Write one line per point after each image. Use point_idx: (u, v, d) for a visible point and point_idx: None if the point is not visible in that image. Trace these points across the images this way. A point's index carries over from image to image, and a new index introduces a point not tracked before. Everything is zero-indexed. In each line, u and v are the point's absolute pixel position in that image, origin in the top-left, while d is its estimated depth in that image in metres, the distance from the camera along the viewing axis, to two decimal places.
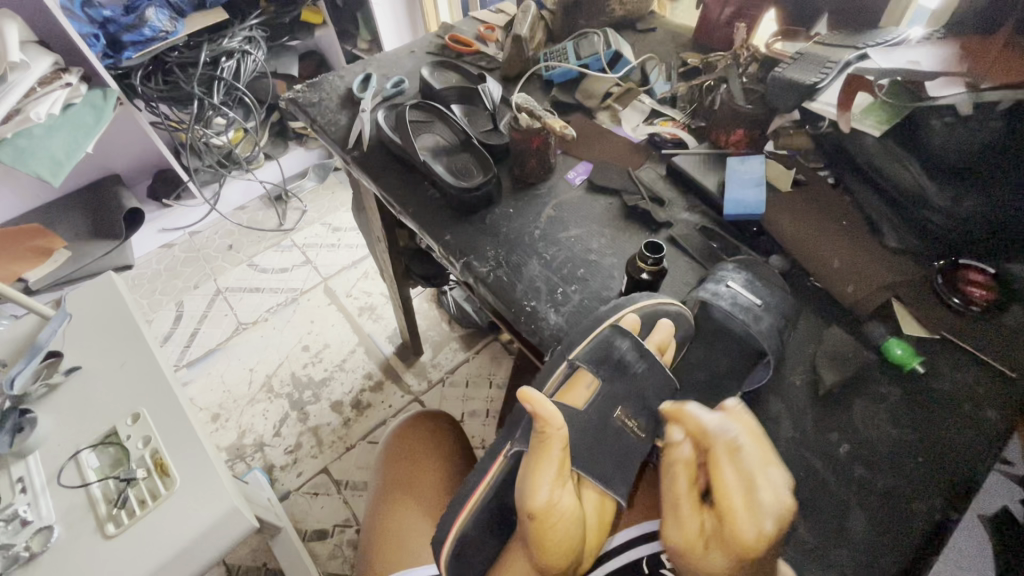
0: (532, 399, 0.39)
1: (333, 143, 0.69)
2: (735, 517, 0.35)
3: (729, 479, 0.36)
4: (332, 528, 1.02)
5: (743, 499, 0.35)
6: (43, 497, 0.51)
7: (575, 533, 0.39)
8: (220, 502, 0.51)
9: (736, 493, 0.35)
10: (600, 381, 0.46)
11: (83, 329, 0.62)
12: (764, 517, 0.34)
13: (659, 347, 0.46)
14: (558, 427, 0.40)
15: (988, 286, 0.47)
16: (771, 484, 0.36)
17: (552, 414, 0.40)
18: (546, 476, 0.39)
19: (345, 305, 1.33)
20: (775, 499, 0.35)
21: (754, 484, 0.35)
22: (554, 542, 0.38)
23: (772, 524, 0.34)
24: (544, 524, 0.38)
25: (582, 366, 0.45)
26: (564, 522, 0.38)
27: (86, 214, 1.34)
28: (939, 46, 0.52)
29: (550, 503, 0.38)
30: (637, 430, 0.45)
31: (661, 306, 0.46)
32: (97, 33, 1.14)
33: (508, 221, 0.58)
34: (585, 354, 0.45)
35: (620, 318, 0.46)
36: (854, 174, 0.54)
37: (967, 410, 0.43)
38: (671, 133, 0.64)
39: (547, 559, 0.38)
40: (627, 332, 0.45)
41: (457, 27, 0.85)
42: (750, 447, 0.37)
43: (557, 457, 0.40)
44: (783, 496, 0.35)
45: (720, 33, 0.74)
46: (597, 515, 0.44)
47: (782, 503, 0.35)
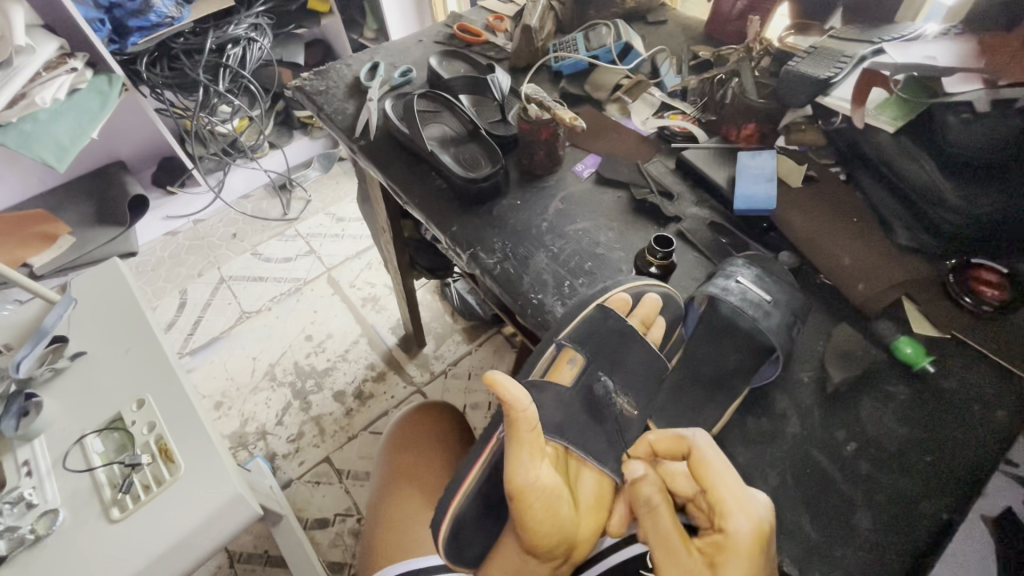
0: (500, 384, 0.38)
1: (339, 132, 0.69)
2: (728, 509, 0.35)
3: (715, 472, 0.36)
4: (333, 517, 1.02)
5: (730, 495, 0.35)
6: (48, 480, 0.51)
7: (560, 509, 0.39)
8: (224, 488, 0.51)
9: (723, 486, 0.36)
10: (584, 359, 0.49)
11: (89, 314, 0.62)
12: (752, 506, 0.35)
13: (644, 324, 0.49)
14: (524, 409, 0.39)
15: (1000, 286, 0.46)
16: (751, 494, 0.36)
17: (519, 396, 0.39)
18: (524, 457, 0.38)
19: (348, 295, 1.33)
20: (754, 507, 0.35)
21: (737, 483, 0.36)
22: (539, 522, 0.38)
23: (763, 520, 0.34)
24: (526, 506, 0.37)
25: (570, 346, 0.47)
26: (546, 500, 0.38)
27: (90, 200, 1.34)
28: (955, 42, 0.51)
29: (529, 483, 0.37)
30: (626, 404, 0.49)
31: (650, 286, 0.49)
32: (103, 18, 1.13)
33: (515, 212, 0.58)
34: (571, 334, 0.47)
35: (608, 299, 0.48)
36: (867, 170, 0.54)
37: (976, 410, 0.43)
38: (680, 127, 0.63)
39: (536, 540, 0.38)
40: (612, 313, 0.48)
41: (466, 17, 0.84)
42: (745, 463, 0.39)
43: (530, 438, 0.39)
44: (761, 513, 0.35)
45: (732, 27, 0.73)
46: (595, 497, 0.44)
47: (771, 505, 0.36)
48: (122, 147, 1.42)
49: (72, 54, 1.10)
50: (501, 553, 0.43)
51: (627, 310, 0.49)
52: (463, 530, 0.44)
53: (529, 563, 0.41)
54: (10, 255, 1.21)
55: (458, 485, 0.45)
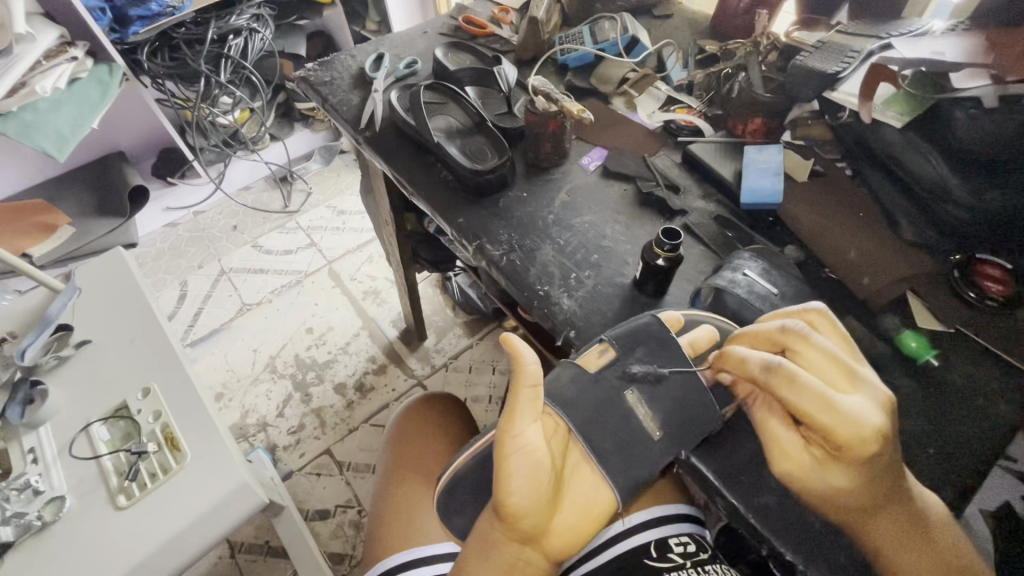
0: (509, 338, 0.39)
1: (344, 123, 0.68)
2: (840, 430, 0.36)
3: (810, 399, 0.37)
4: (334, 508, 1.02)
5: (831, 418, 0.36)
6: (55, 468, 0.51)
7: (538, 474, 0.37)
8: (231, 477, 0.51)
9: (822, 413, 0.37)
10: (616, 354, 0.42)
11: (93, 303, 0.62)
12: (863, 420, 0.36)
13: (695, 353, 0.43)
14: (531, 364, 0.38)
15: (1004, 281, 0.47)
16: (857, 406, 0.37)
17: (528, 356, 0.38)
18: (519, 409, 0.38)
19: (349, 288, 1.33)
20: (866, 419, 0.36)
21: (837, 402, 0.37)
22: (513, 477, 0.36)
23: (877, 428, 0.36)
24: (506, 454, 0.37)
25: (610, 343, 0.43)
26: (523, 456, 0.37)
27: (90, 191, 1.33)
28: (964, 38, 0.51)
29: (514, 431, 0.37)
30: (651, 424, 0.41)
31: (708, 319, 0.46)
32: (103, 6, 1.12)
33: (521, 204, 0.58)
34: (616, 332, 0.43)
35: (660, 314, 0.45)
36: (872, 164, 0.54)
37: (979, 404, 0.43)
38: (686, 121, 0.63)
39: (508, 501, 0.36)
40: (660, 320, 0.44)
41: (471, 9, 0.84)
42: (841, 353, 0.39)
43: (529, 395, 0.39)
44: (874, 420, 0.36)
45: (739, 21, 0.73)
46: (587, 500, 0.39)
47: (881, 399, 0.38)
48: (122, 138, 1.41)
49: (73, 43, 1.09)
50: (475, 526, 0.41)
51: (678, 329, 0.44)
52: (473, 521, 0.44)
53: (497, 529, 0.38)
54: (10, 245, 1.20)
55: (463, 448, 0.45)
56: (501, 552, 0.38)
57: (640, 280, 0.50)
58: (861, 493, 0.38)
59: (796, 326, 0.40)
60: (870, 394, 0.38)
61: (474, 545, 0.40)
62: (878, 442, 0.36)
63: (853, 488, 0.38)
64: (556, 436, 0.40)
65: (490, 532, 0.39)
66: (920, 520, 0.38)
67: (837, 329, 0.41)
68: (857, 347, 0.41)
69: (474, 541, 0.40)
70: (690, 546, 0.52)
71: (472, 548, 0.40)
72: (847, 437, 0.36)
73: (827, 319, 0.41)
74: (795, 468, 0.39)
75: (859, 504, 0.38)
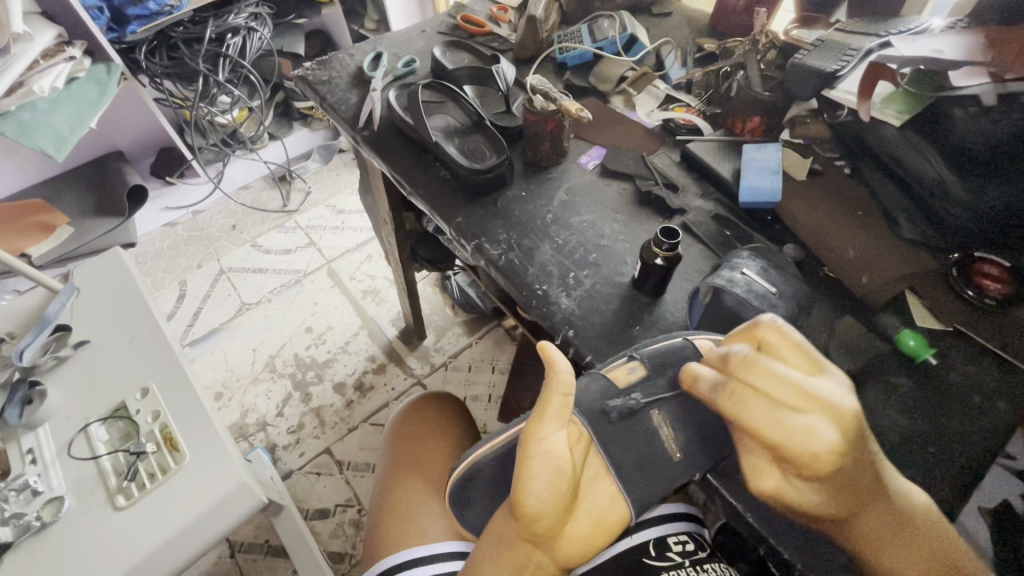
0: (542, 344, 0.38)
1: (343, 122, 0.68)
2: (791, 447, 0.33)
3: (756, 412, 0.34)
4: (333, 507, 1.03)
5: (782, 433, 0.33)
6: (54, 468, 0.51)
7: (557, 479, 0.36)
8: (229, 477, 0.51)
9: (773, 430, 0.33)
10: (646, 370, 0.42)
11: (91, 304, 0.62)
12: (815, 437, 0.33)
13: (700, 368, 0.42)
14: (564, 372, 0.36)
15: (1002, 279, 0.47)
16: (808, 421, 0.33)
17: (562, 362, 0.37)
18: (546, 415, 0.37)
19: (348, 287, 1.33)
20: (817, 437, 0.33)
21: (785, 417, 0.33)
22: (531, 479, 0.36)
23: (833, 445, 0.33)
24: (528, 456, 0.36)
25: (642, 360, 0.42)
26: (545, 461, 0.36)
27: (88, 191, 1.33)
28: (963, 36, 0.51)
29: (539, 434, 0.36)
30: (670, 440, 0.40)
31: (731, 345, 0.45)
32: (101, 6, 1.12)
33: (521, 203, 0.58)
34: (648, 351, 0.43)
35: (692, 337, 0.44)
36: (871, 163, 0.54)
37: (979, 401, 0.43)
38: (685, 119, 0.63)
39: (525, 503, 0.36)
40: (693, 343, 0.43)
41: (470, 7, 0.84)
42: (794, 369, 0.35)
43: (559, 402, 0.37)
44: (828, 439, 0.33)
45: (738, 19, 0.73)
46: (603, 510, 0.39)
47: (840, 414, 0.33)
48: (121, 137, 1.41)
49: (70, 42, 1.08)
50: (488, 528, 0.41)
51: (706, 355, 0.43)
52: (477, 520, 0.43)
53: (510, 528, 0.38)
54: (8, 245, 1.20)
55: (476, 444, 0.44)
56: (514, 550, 0.39)
57: (639, 279, 0.50)
58: (837, 506, 0.34)
59: (742, 349, 0.37)
60: (829, 404, 0.33)
61: (488, 540, 0.40)
62: (834, 458, 0.33)
63: (824, 504, 0.34)
64: (579, 445, 0.39)
65: (504, 532, 0.39)
66: (907, 521, 0.35)
67: (792, 343, 0.36)
68: (819, 359, 0.35)
69: (488, 535, 0.40)
70: (689, 545, 0.52)
71: (483, 545, 0.40)
72: (796, 453, 0.33)
73: (773, 333, 0.36)
74: (764, 489, 0.36)
75: (837, 516, 0.35)
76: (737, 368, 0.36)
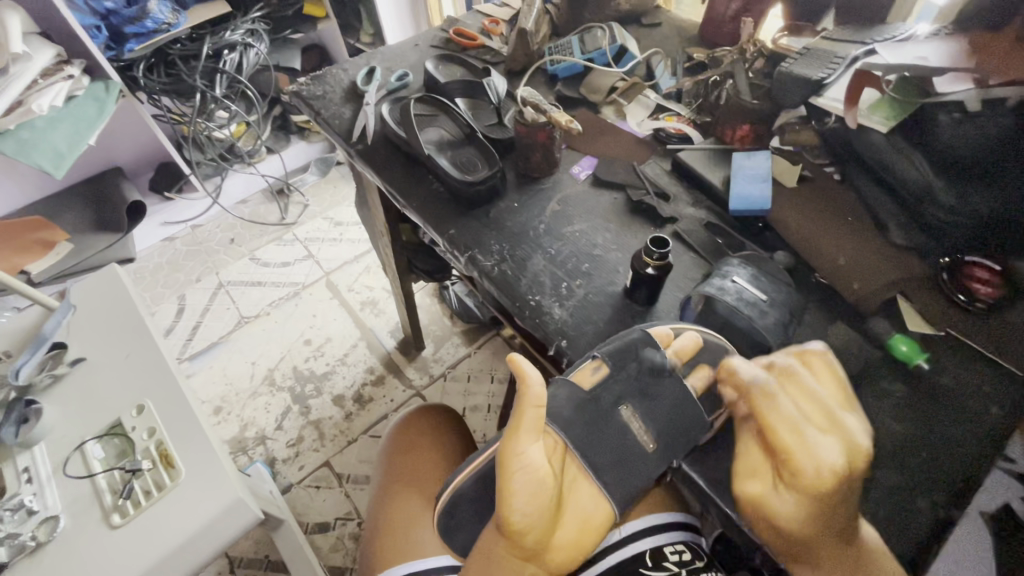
0: (513, 357, 0.38)
1: (336, 136, 0.69)
2: (795, 455, 0.35)
3: (782, 416, 0.37)
4: (334, 521, 1.02)
5: (792, 438, 0.36)
6: (49, 488, 0.51)
7: (537, 494, 0.37)
8: (224, 493, 0.51)
9: (786, 433, 0.36)
10: (609, 367, 0.42)
11: (87, 322, 0.62)
12: (822, 453, 0.35)
13: (682, 362, 0.43)
14: (535, 384, 0.38)
15: (994, 283, 0.46)
16: (820, 440, 0.36)
17: (533, 374, 0.38)
18: (521, 428, 0.37)
19: (347, 299, 1.33)
20: (824, 455, 0.35)
21: (806, 432, 0.36)
22: (512, 495, 0.36)
23: (836, 465, 0.35)
24: (507, 473, 0.37)
25: (603, 359, 0.42)
26: (524, 477, 0.36)
27: (88, 207, 1.34)
28: (946, 42, 0.52)
29: (516, 451, 0.37)
30: (644, 436, 0.40)
31: (691, 328, 0.45)
32: (100, 24, 1.13)
33: (513, 215, 0.58)
34: (608, 348, 0.43)
35: (649, 328, 0.45)
36: (860, 169, 0.54)
37: (971, 406, 0.43)
38: (676, 128, 0.64)
39: (510, 517, 0.36)
40: (648, 332, 0.43)
41: (462, 21, 0.85)
42: (828, 397, 0.40)
43: (533, 415, 0.38)
44: (834, 459, 0.35)
45: (727, 29, 0.74)
46: (586, 514, 0.40)
47: (855, 443, 0.37)
48: (119, 154, 1.42)
49: (69, 61, 1.10)
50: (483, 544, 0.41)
51: (667, 343, 0.43)
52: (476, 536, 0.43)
53: (501, 544, 0.39)
54: (9, 263, 1.21)
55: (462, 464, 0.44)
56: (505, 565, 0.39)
57: (631, 288, 0.50)
58: (811, 529, 0.35)
59: (787, 361, 0.41)
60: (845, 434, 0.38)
61: (483, 554, 0.40)
62: (833, 479, 0.35)
63: (804, 520, 0.35)
64: (556, 454, 0.40)
65: (497, 548, 0.39)
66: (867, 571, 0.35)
67: (830, 375, 0.41)
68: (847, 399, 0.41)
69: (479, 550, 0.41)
70: (685, 554, 0.52)
71: (479, 560, 0.41)
72: (800, 463, 0.35)
73: (822, 363, 0.42)
74: (753, 488, 0.37)
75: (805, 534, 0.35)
76: (781, 376, 0.40)
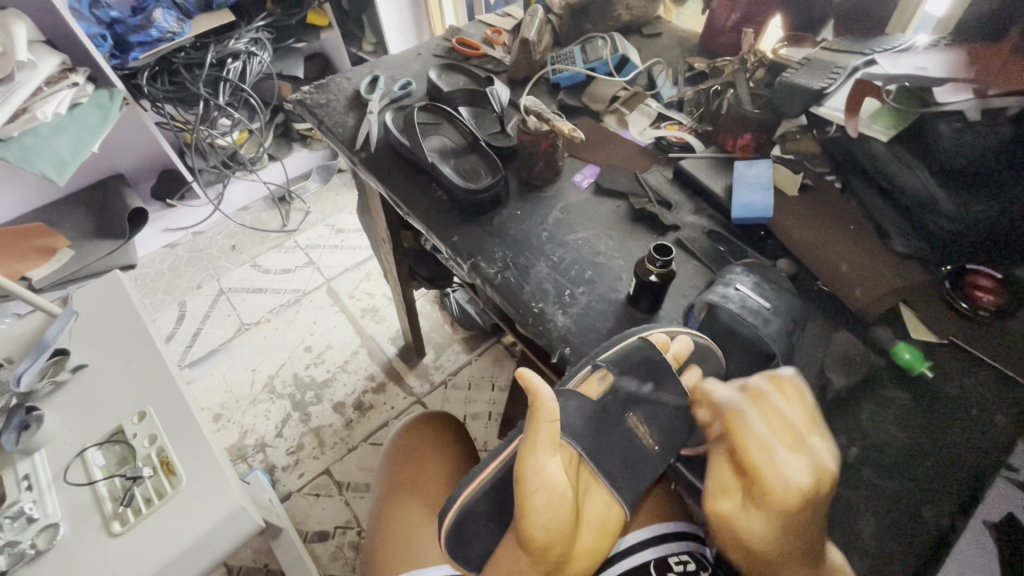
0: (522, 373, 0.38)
1: (340, 144, 0.69)
2: (764, 474, 0.34)
3: (755, 434, 0.36)
4: (333, 529, 1.01)
5: (763, 457, 0.35)
6: (49, 494, 0.50)
7: (559, 507, 0.36)
8: (226, 500, 0.50)
9: (756, 451, 0.35)
10: (613, 373, 0.42)
11: (90, 328, 0.62)
12: (790, 472, 0.34)
13: (679, 366, 0.43)
14: (548, 399, 0.38)
15: (995, 291, 0.47)
16: (789, 460, 0.35)
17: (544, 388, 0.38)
18: (538, 443, 0.37)
19: (348, 306, 1.33)
20: (792, 475, 0.34)
21: (778, 452, 0.35)
22: (535, 515, 0.35)
23: (804, 487, 0.34)
24: (526, 491, 0.36)
25: (608, 368, 0.43)
26: (544, 492, 0.36)
27: (91, 214, 1.34)
28: (945, 53, 0.52)
29: (535, 466, 0.37)
30: (648, 438, 0.42)
31: (687, 333, 0.45)
32: (105, 33, 1.16)
33: (516, 222, 0.59)
34: (611, 356, 0.43)
35: (648, 333, 0.45)
36: (861, 178, 0.54)
37: (975, 415, 0.43)
38: (677, 137, 0.64)
39: (533, 534, 0.36)
40: (648, 339, 0.43)
41: (465, 31, 0.86)
42: (801, 418, 0.38)
43: (547, 430, 0.38)
44: (801, 479, 0.34)
45: (726, 39, 0.75)
46: (602, 519, 0.39)
47: (823, 466, 0.35)
48: (122, 161, 1.43)
49: (74, 69, 1.11)
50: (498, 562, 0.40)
51: (665, 348, 0.43)
52: (482, 547, 0.42)
53: (523, 563, 0.38)
54: (11, 269, 1.21)
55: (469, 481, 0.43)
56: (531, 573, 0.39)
57: (634, 296, 0.50)
58: (776, 547, 0.35)
59: (759, 382, 0.39)
60: (814, 455, 0.36)
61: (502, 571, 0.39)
62: (801, 502, 0.34)
63: (769, 539, 0.35)
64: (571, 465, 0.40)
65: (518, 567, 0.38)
66: None
67: (799, 398, 0.39)
68: (819, 420, 0.38)
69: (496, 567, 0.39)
70: (690, 564, 0.51)
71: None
72: (770, 483, 0.34)
73: (793, 385, 0.39)
74: (722, 509, 0.36)
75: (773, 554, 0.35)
76: (753, 396, 0.39)
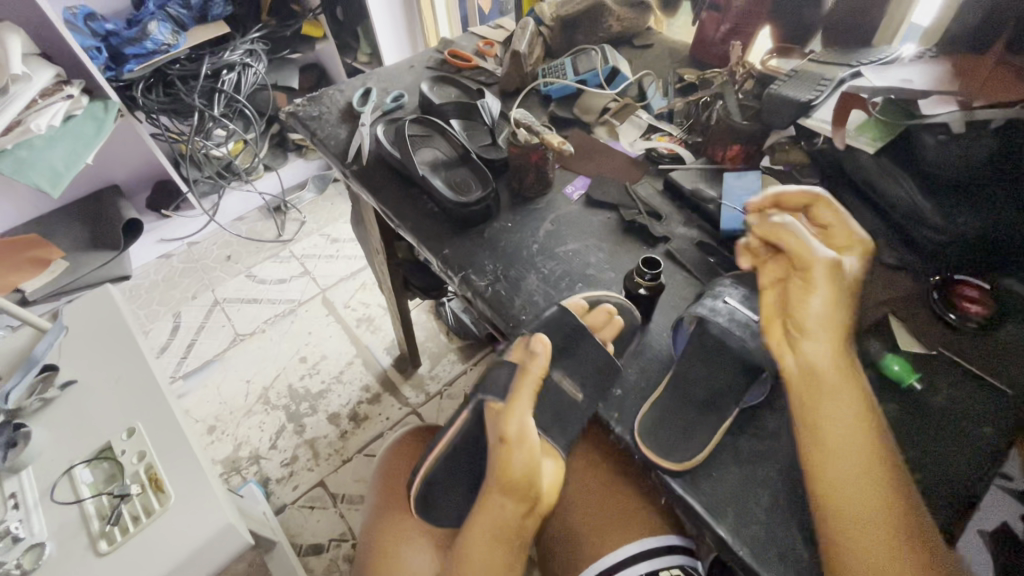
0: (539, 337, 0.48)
1: (332, 156, 0.69)
2: (810, 353, 0.41)
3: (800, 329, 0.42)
4: (328, 542, 1.01)
5: (806, 343, 0.41)
6: (35, 513, 0.50)
7: (530, 448, 0.46)
8: (215, 517, 0.50)
9: (799, 342, 0.41)
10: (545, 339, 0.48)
11: (80, 343, 0.62)
12: (822, 345, 0.41)
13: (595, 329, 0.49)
14: (540, 361, 0.48)
15: (983, 302, 0.47)
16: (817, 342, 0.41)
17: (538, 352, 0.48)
18: (520, 397, 0.48)
19: (343, 316, 1.33)
20: (818, 353, 0.40)
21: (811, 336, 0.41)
22: (514, 451, 0.46)
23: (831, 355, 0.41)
24: (508, 433, 0.46)
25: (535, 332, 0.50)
26: (520, 433, 0.46)
27: (85, 225, 1.34)
28: (930, 65, 0.53)
29: (516, 413, 0.47)
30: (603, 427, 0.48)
31: (607, 297, 0.51)
32: (99, 45, 1.17)
33: (507, 234, 0.59)
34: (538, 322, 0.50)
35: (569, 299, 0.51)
36: (849, 190, 0.54)
37: (966, 428, 0.43)
38: (667, 149, 0.65)
39: (509, 470, 0.46)
40: (566, 305, 0.50)
41: (457, 43, 0.86)
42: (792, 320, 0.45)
43: (529, 386, 0.48)
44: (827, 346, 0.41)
45: (716, 50, 0.75)
46: (555, 479, 0.50)
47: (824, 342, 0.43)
48: (117, 172, 1.43)
49: (68, 81, 1.11)
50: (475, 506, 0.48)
51: (582, 312, 0.50)
52: None
53: (496, 502, 0.47)
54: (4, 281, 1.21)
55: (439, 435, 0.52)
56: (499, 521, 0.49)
57: (624, 308, 0.50)
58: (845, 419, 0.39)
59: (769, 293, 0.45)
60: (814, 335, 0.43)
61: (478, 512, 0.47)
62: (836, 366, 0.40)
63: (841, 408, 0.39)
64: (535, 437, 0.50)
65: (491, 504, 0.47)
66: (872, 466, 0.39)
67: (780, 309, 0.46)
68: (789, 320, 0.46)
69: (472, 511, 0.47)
70: None
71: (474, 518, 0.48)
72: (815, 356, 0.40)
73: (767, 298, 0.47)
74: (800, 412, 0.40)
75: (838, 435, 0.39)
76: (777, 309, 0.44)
